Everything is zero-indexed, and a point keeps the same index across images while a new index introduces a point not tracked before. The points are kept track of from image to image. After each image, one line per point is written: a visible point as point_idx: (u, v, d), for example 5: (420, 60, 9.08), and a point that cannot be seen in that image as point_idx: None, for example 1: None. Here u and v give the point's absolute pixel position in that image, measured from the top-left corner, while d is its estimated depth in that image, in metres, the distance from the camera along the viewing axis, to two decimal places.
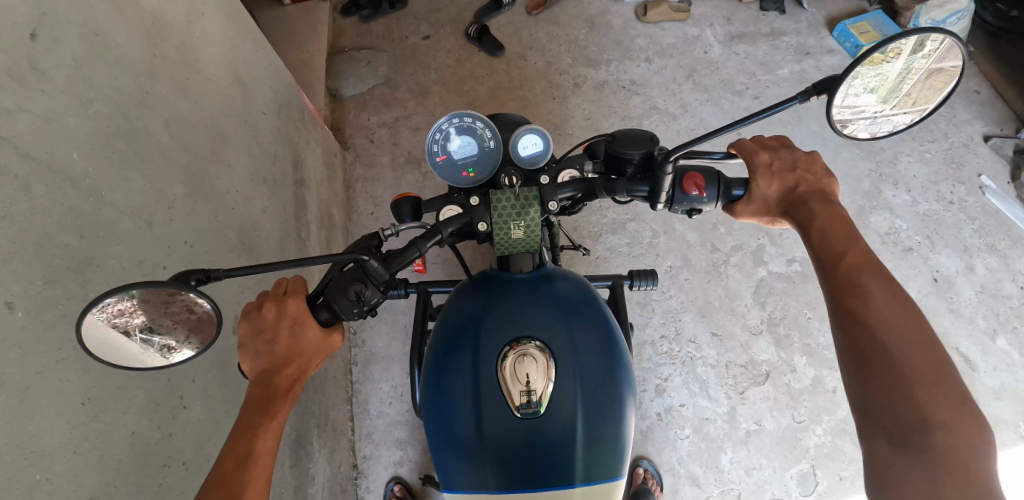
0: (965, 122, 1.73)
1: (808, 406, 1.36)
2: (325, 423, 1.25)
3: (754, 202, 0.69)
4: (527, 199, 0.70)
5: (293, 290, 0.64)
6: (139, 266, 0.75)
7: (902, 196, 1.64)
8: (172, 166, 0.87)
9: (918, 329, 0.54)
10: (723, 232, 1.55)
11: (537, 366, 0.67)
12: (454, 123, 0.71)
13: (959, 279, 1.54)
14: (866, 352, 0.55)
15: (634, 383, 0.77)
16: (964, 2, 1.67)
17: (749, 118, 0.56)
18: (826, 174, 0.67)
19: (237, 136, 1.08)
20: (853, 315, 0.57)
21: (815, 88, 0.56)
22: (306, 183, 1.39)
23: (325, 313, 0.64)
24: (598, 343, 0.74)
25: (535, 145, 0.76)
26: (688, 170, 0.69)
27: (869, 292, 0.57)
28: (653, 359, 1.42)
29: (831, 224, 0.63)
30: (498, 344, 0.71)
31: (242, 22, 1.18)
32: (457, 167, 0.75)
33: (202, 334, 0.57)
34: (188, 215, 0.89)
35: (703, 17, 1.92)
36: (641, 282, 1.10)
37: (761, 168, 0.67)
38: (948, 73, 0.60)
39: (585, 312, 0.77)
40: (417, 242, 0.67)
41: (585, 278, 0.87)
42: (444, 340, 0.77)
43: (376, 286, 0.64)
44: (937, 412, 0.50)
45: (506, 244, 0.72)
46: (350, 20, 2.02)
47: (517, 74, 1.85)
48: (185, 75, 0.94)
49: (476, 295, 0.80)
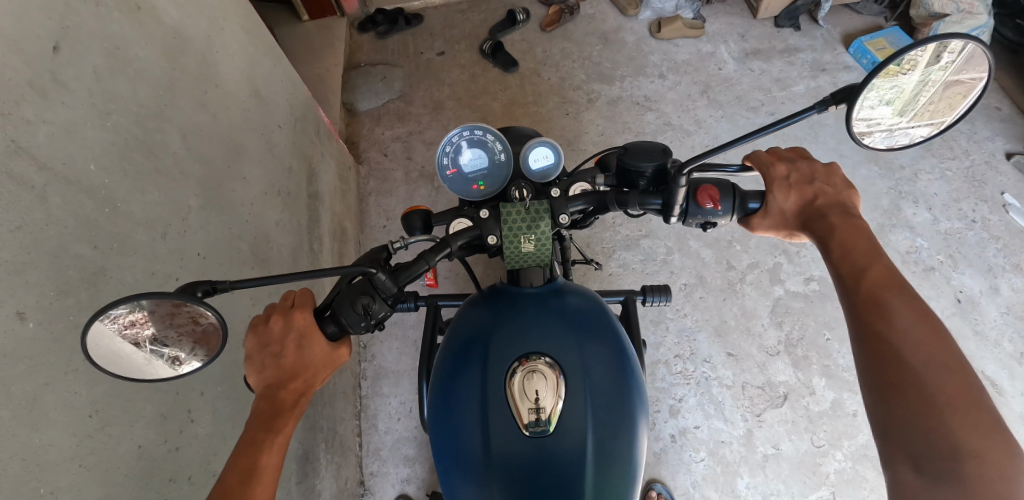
0: (986, 138, 1.70)
1: (828, 429, 1.32)
2: (333, 438, 1.24)
3: (770, 216, 0.67)
4: (537, 212, 0.68)
5: (301, 302, 0.63)
6: (152, 278, 0.76)
7: (923, 214, 1.61)
8: (189, 178, 0.87)
9: (948, 351, 0.51)
10: (739, 249, 1.53)
11: (547, 383, 0.66)
12: (465, 136, 0.71)
13: (984, 300, 1.49)
14: (890, 373, 0.53)
15: (646, 404, 0.75)
16: (984, 18, 1.66)
17: (768, 129, 0.55)
18: (846, 186, 0.65)
19: (254, 150, 1.09)
20: (877, 334, 0.55)
21: (833, 98, 0.54)
22: (319, 195, 1.39)
23: (333, 326, 0.64)
24: (609, 361, 0.72)
25: (547, 158, 0.75)
26: (703, 183, 0.68)
27: (894, 310, 0.55)
28: (667, 379, 1.39)
29: (853, 237, 0.60)
30: (506, 359, 0.69)
31: (262, 37, 1.20)
32: (467, 180, 0.74)
33: (209, 348, 0.56)
34: (203, 227, 0.89)
35: (717, 34, 1.92)
36: (654, 298, 1.08)
37: (777, 181, 0.66)
38: (966, 86, 0.58)
39: (596, 329, 0.75)
40: (427, 256, 0.66)
41: (596, 293, 0.85)
42: (454, 354, 0.76)
43: (384, 301, 0.63)
44: (970, 440, 0.47)
45: (517, 259, 0.71)
46: (367, 36, 2.06)
47: (530, 89, 1.86)
48: (204, 89, 0.95)
49: (486, 309, 0.79)
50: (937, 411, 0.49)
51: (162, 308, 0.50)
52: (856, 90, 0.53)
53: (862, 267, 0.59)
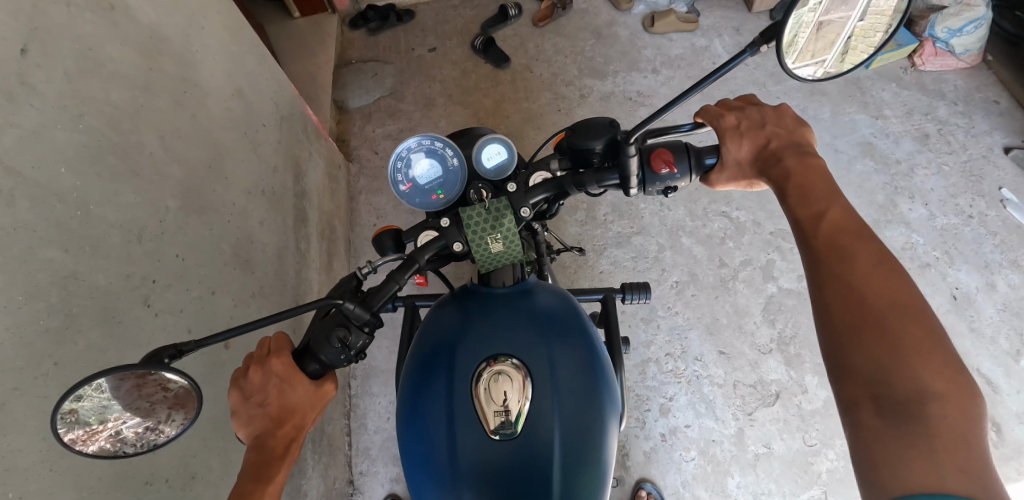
0: (984, 132, 1.68)
1: (820, 428, 1.30)
2: (321, 438, 1.23)
3: (727, 169, 0.69)
4: (498, 210, 0.70)
5: (277, 347, 0.60)
6: (127, 281, 0.75)
7: (919, 210, 1.58)
8: (168, 179, 0.86)
9: (908, 298, 0.51)
10: (731, 246, 1.51)
11: (514, 384, 0.66)
12: (414, 148, 0.71)
13: (980, 296, 1.47)
14: (852, 321, 0.52)
15: (616, 399, 0.75)
16: (981, 10, 1.64)
17: (700, 84, 0.53)
18: (798, 124, 0.67)
19: (237, 150, 1.08)
20: (838, 279, 0.55)
21: (763, 37, 0.52)
22: (307, 195, 1.38)
23: (314, 364, 0.62)
24: (577, 348, 0.73)
25: (500, 154, 0.75)
26: (656, 147, 0.69)
27: (854, 260, 0.55)
28: (658, 378, 1.38)
29: (808, 180, 0.62)
30: (474, 360, 0.70)
31: (245, 35, 1.19)
32: (425, 192, 0.74)
33: (186, 413, 0.53)
34: (182, 229, 0.88)
35: (712, 28, 1.89)
36: (633, 296, 1.08)
37: (729, 130, 0.67)
38: (835, 24, 0.59)
39: (565, 327, 0.75)
40: (394, 275, 0.65)
41: (566, 291, 0.85)
42: (422, 359, 0.75)
43: (360, 330, 0.62)
44: (930, 383, 0.46)
45: (489, 259, 0.73)
46: (358, 32, 2.04)
47: (522, 86, 1.84)
48: (183, 89, 0.94)
49: (456, 311, 0.79)
50: (898, 355, 0.48)
51: (125, 383, 0.48)
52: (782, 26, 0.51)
53: (823, 221, 0.59)
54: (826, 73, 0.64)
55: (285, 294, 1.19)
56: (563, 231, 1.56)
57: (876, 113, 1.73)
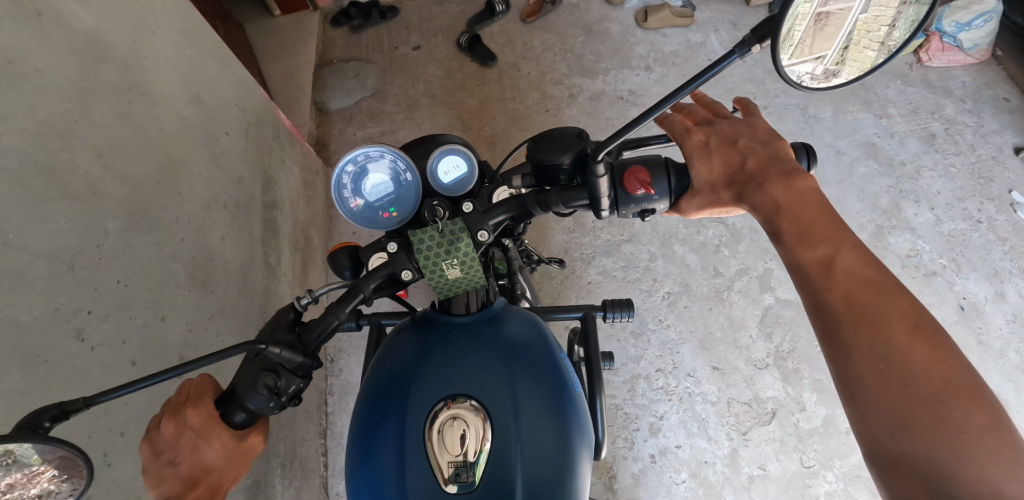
0: (993, 132, 1.60)
1: (818, 449, 1.24)
2: (292, 462, 1.17)
3: (698, 195, 0.64)
4: (453, 233, 0.63)
5: (195, 395, 0.54)
6: (55, 315, 0.68)
7: (925, 215, 1.50)
8: (107, 197, 0.79)
9: (954, 369, 0.49)
10: (726, 255, 1.44)
11: (469, 429, 0.59)
12: (360, 160, 0.64)
13: (988, 307, 1.40)
14: (905, 404, 0.49)
15: (586, 432, 0.69)
16: (991, 4, 1.57)
17: (686, 86, 0.45)
18: (771, 138, 0.62)
19: (193, 162, 1.01)
20: (875, 351, 0.51)
21: (754, 36, 0.45)
22: (279, 205, 1.32)
23: (241, 413, 0.56)
24: (546, 383, 0.67)
25: (457, 169, 0.70)
26: (631, 164, 0.64)
27: (891, 328, 0.52)
28: (648, 395, 1.31)
29: (810, 220, 0.58)
30: (432, 398, 0.63)
31: (204, 39, 1.12)
32: (376, 210, 0.68)
33: (75, 483, 0.42)
34: (125, 252, 0.81)
35: (708, 23, 1.81)
36: (615, 313, 1.01)
37: (696, 148, 0.64)
38: (836, 16, 0.51)
39: (534, 359, 0.70)
40: (335, 309, 0.62)
41: (537, 316, 0.80)
42: (375, 395, 0.69)
43: (292, 374, 0.57)
44: (1005, 479, 0.44)
45: (445, 286, 0.67)
46: (340, 30, 1.96)
47: (509, 85, 1.76)
48: (127, 100, 0.87)
49: (413, 340, 0.73)
50: (965, 448, 0.46)
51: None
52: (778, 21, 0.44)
53: (842, 274, 0.55)
54: (832, 75, 0.55)
55: (250, 311, 1.13)
56: (550, 240, 1.49)
57: (881, 111, 1.65)
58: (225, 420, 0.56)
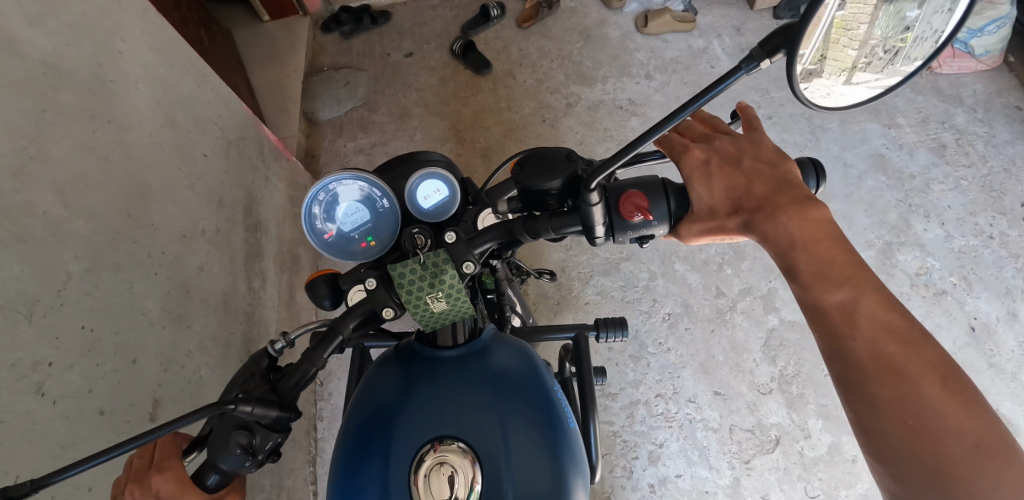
0: (1005, 142, 1.54)
1: (824, 478, 1.19)
2: (279, 494, 1.13)
3: (699, 219, 0.58)
4: (435, 265, 0.56)
5: (161, 459, 0.50)
6: (12, 371, 0.63)
7: (935, 230, 1.45)
8: (69, 238, 0.75)
9: (975, 417, 0.46)
10: (729, 273, 1.39)
11: (456, 478, 0.52)
12: (331, 189, 0.60)
13: (1000, 328, 1.34)
14: (934, 462, 0.46)
15: (582, 463, 0.62)
16: (1005, 8, 1.51)
17: (692, 102, 0.40)
18: (778, 157, 0.56)
19: (167, 189, 0.97)
20: (898, 402, 0.48)
21: (763, 50, 0.40)
22: (263, 226, 1.27)
23: (213, 475, 0.51)
24: (535, 416, 0.60)
25: (438, 192, 0.67)
26: (627, 188, 0.58)
27: (920, 382, 0.47)
28: (647, 422, 1.27)
29: (826, 254, 0.53)
30: (417, 441, 0.56)
31: (175, 58, 1.08)
32: (352, 239, 0.63)
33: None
34: (91, 293, 0.77)
35: (710, 28, 1.74)
36: (608, 334, 0.97)
37: (696, 168, 0.57)
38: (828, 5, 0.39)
39: (523, 389, 0.62)
40: (313, 355, 0.58)
41: (525, 344, 0.72)
42: (355, 440, 0.61)
43: (268, 430, 0.51)
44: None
45: (431, 319, 0.60)
46: (330, 36, 1.90)
47: (504, 94, 1.70)
48: (90, 128, 0.82)
49: (397, 374, 0.65)
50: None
51: None
52: (796, 32, 0.38)
53: (865, 321, 0.50)
54: (809, 81, 0.45)
55: (231, 341, 1.08)
56: (546, 258, 1.45)
57: (889, 121, 1.60)
58: (198, 483, 0.51)
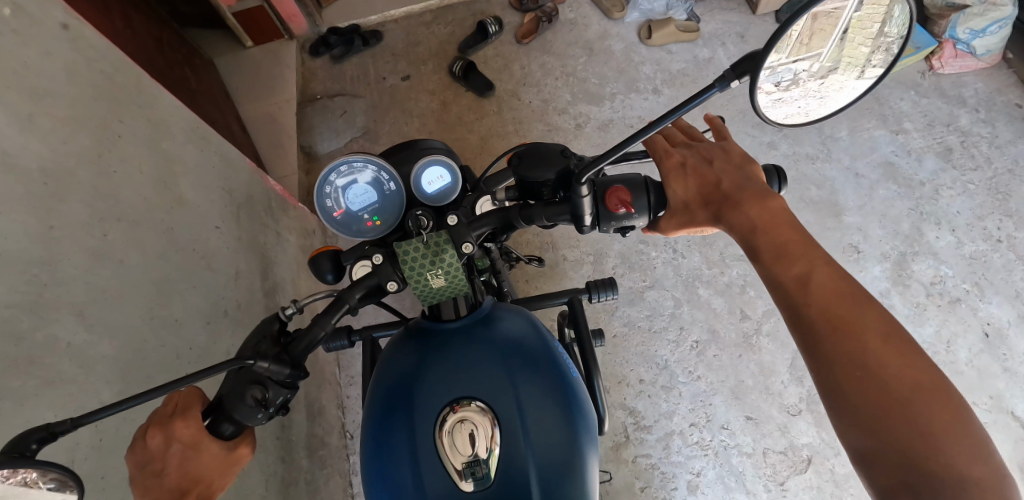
0: (1009, 142, 1.56)
1: (854, 494, 1.22)
2: None
3: (676, 215, 0.60)
4: (438, 244, 0.54)
5: (185, 406, 0.47)
6: None
7: (946, 237, 1.48)
8: (96, 364, 0.69)
9: (924, 369, 0.47)
10: (752, 295, 1.41)
11: (479, 429, 0.54)
12: (342, 171, 0.58)
13: (1012, 331, 1.37)
14: (885, 405, 0.46)
15: (588, 418, 0.64)
16: (1009, 9, 1.51)
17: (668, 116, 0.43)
18: (745, 160, 0.59)
19: (185, 276, 0.92)
20: (851, 356, 0.48)
21: (734, 71, 0.42)
22: (278, 286, 1.23)
23: (229, 425, 0.48)
24: (541, 369, 0.62)
25: (442, 178, 0.63)
26: (612, 182, 0.61)
27: (866, 337, 0.48)
28: (683, 451, 1.29)
29: (777, 228, 0.54)
30: (436, 405, 0.57)
31: (173, 126, 1.01)
32: (359, 218, 0.61)
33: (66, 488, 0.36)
34: (127, 417, 0.72)
35: (714, 35, 1.71)
36: (600, 295, 0.96)
37: (673, 169, 0.60)
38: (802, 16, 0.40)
39: (526, 346, 0.64)
40: (321, 321, 0.56)
41: (530, 311, 0.72)
42: (379, 412, 0.62)
43: (281, 385, 0.50)
44: (972, 470, 0.43)
45: (431, 295, 0.58)
46: (320, 60, 1.81)
47: (510, 116, 1.65)
48: (102, 231, 0.77)
49: (411, 349, 0.65)
50: (932, 442, 0.44)
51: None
52: (759, 59, 0.41)
53: (818, 288, 0.51)
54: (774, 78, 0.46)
55: None
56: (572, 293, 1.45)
57: (896, 127, 1.61)
58: (214, 434, 0.48)
